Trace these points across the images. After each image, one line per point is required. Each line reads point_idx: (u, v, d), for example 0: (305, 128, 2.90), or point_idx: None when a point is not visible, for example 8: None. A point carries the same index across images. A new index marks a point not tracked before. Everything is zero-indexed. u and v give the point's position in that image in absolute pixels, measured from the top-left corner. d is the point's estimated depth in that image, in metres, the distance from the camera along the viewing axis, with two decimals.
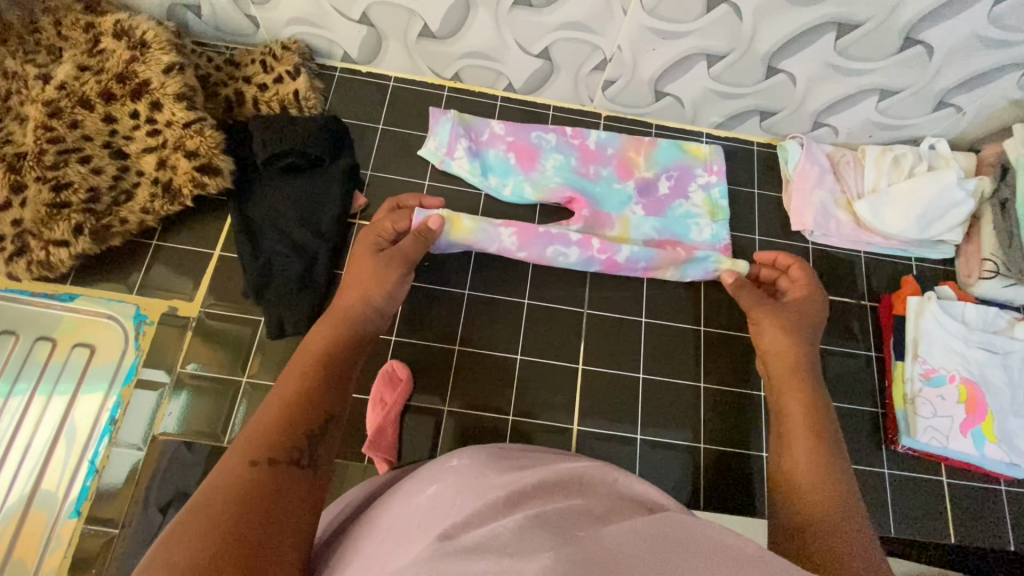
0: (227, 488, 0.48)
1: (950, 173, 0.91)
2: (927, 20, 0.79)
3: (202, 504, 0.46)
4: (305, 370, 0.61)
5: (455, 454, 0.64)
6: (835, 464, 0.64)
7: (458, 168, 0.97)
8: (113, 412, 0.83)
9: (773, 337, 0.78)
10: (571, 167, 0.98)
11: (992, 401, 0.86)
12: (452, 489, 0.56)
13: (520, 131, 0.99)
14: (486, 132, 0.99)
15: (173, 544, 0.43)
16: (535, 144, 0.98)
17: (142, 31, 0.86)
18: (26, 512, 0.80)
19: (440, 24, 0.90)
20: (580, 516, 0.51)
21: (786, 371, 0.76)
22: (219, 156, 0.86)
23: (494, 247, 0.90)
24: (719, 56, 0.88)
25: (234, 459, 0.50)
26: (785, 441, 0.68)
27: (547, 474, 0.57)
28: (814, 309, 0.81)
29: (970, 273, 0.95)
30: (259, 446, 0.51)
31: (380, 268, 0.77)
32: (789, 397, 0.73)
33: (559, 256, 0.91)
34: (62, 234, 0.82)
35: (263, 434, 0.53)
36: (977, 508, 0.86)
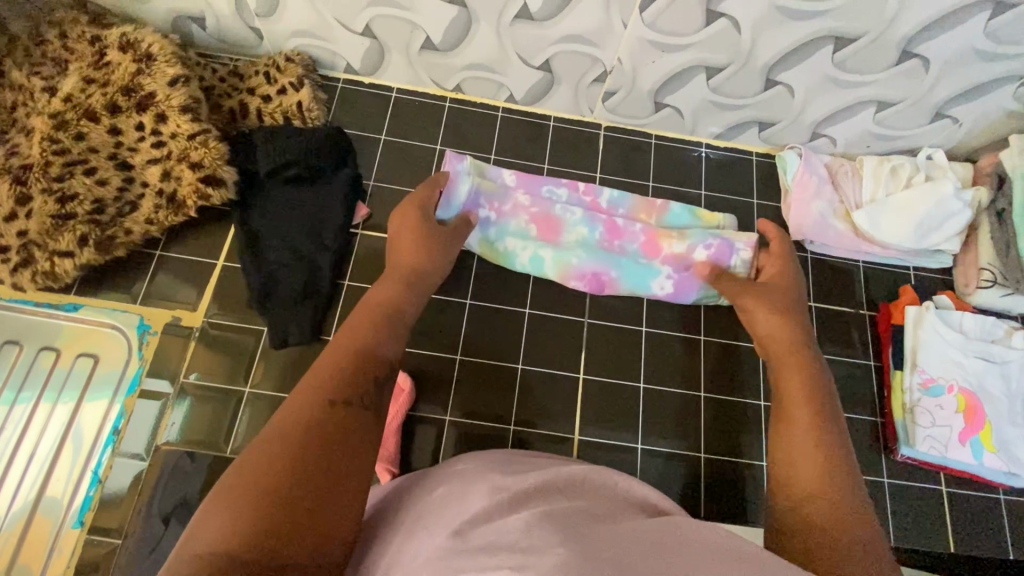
0: (304, 422, 0.48)
1: (947, 184, 0.92)
2: (923, 34, 0.80)
3: (274, 437, 0.46)
4: (365, 319, 0.62)
5: (462, 458, 0.66)
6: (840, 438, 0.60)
7: (475, 241, 0.94)
8: (116, 422, 0.84)
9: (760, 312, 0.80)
10: (595, 242, 0.95)
11: (990, 410, 0.86)
12: (457, 491, 0.57)
13: (542, 200, 0.96)
14: (508, 202, 0.95)
15: (255, 465, 0.44)
16: (560, 216, 0.95)
17: (148, 44, 0.87)
18: (30, 521, 0.80)
19: (442, 37, 0.91)
20: (586, 516, 0.52)
21: (785, 345, 0.74)
22: (223, 168, 0.87)
23: (508, 203, 0.95)
24: (717, 69, 0.89)
25: (314, 391, 0.51)
26: (783, 415, 0.64)
27: (549, 476, 0.58)
28: (795, 285, 0.83)
29: (967, 282, 0.96)
30: (336, 386, 0.52)
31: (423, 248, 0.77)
32: (789, 371, 0.70)
33: (567, 214, 0.95)
34: (67, 245, 0.83)
35: (336, 373, 0.53)
36: (976, 516, 0.87)
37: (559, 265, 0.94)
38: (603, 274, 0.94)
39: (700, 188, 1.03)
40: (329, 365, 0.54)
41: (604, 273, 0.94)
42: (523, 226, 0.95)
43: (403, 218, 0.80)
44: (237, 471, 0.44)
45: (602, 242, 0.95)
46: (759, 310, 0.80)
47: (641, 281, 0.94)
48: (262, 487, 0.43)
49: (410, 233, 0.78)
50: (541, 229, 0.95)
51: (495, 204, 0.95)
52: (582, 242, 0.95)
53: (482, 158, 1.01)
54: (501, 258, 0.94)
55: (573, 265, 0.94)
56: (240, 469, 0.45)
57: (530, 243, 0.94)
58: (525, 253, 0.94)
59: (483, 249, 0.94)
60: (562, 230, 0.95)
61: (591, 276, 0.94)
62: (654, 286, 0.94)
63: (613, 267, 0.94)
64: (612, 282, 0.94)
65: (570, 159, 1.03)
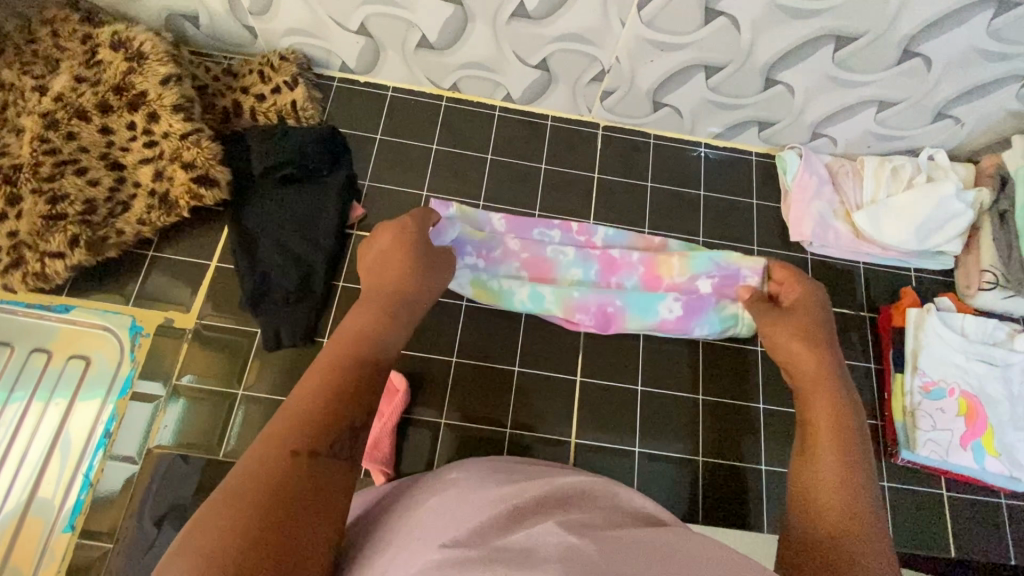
0: (260, 478, 0.45)
1: (949, 184, 0.91)
2: (925, 33, 0.79)
3: (232, 490, 0.44)
4: (344, 348, 0.58)
5: (456, 467, 0.66)
6: (864, 478, 0.55)
7: (468, 285, 0.90)
8: (108, 424, 0.83)
9: (780, 335, 0.76)
10: (591, 279, 0.93)
11: (992, 414, 0.85)
12: (452, 501, 0.57)
13: (534, 244, 0.94)
14: (498, 247, 0.93)
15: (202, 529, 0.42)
16: (550, 258, 0.93)
17: (140, 42, 0.86)
18: (20, 525, 0.79)
19: (438, 35, 0.90)
20: (583, 526, 0.51)
21: (811, 378, 0.70)
22: (216, 167, 0.86)
23: (499, 248, 0.93)
24: (717, 68, 0.88)
25: (276, 442, 0.47)
26: (808, 449, 0.61)
27: (550, 488, 0.57)
28: (818, 310, 0.78)
29: (969, 284, 0.95)
30: (303, 433, 0.48)
31: (412, 264, 0.73)
32: (815, 401, 0.66)
33: (558, 255, 0.93)
34: (58, 246, 0.82)
35: (301, 417, 0.49)
36: (977, 522, 0.86)
37: (560, 301, 0.91)
38: (607, 306, 0.91)
39: (699, 188, 1.02)
40: (297, 408, 0.50)
41: (608, 304, 0.91)
42: (515, 272, 0.92)
43: (392, 229, 0.77)
44: (192, 529, 0.42)
45: (598, 280, 0.93)
46: (778, 335, 0.76)
47: (647, 308, 0.91)
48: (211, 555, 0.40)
49: (395, 249, 0.75)
50: (534, 272, 0.93)
51: (484, 248, 0.92)
52: (578, 280, 0.92)
53: (479, 158, 1.00)
54: (498, 298, 0.91)
55: (574, 299, 0.91)
56: (195, 527, 0.42)
57: (526, 281, 0.92)
58: (523, 290, 0.91)
59: (477, 292, 0.91)
60: (556, 271, 0.93)
61: (596, 309, 0.91)
62: (661, 310, 0.90)
63: (616, 298, 0.91)
64: (617, 314, 0.91)
65: (567, 159, 1.02)
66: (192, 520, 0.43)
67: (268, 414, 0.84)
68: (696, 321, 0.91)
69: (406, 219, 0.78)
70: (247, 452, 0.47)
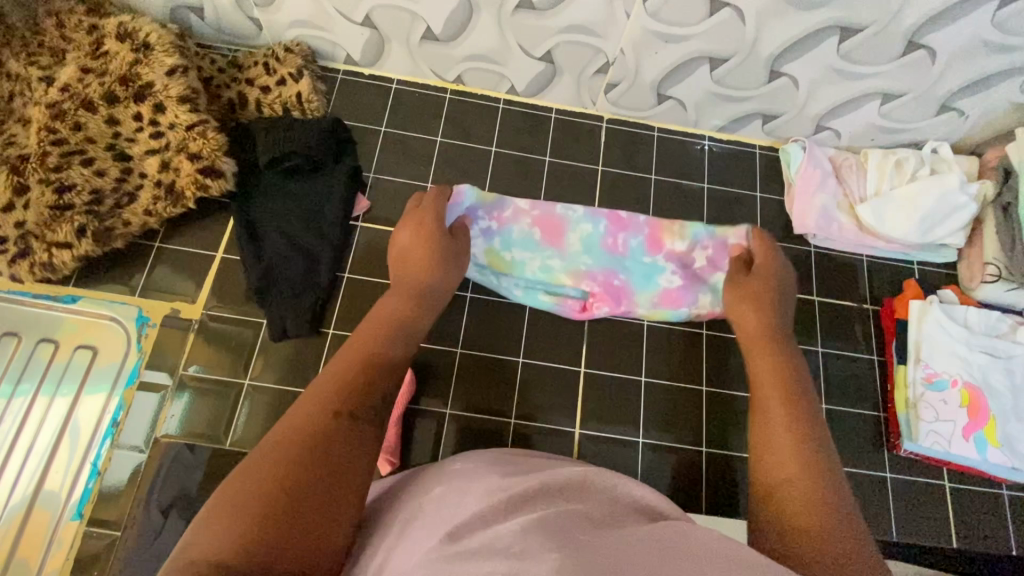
0: (306, 434, 0.50)
1: (953, 177, 0.91)
2: (930, 25, 0.79)
3: (272, 448, 0.49)
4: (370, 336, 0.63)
5: (458, 458, 0.68)
6: (820, 447, 0.59)
7: (478, 252, 0.91)
8: (115, 414, 0.83)
9: (744, 313, 0.80)
10: (599, 239, 0.94)
11: (995, 405, 0.86)
12: (457, 489, 0.58)
13: (545, 204, 0.95)
14: (508, 208, 0.94)
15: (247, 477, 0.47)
16: (561, 216, 0.94)
17: (145, 33, 0.86)
18: (29, 513, 0.80)
19: (443, 27, 0.90)
20: (583, 519, 0.52)
21: (767, 344, 0.75)
22: (221, 158, 0.86)
23: (510, 210, 0.94)
24: (722, 60, 0.88)
25: (319, 404, 0.53)
26: (762, 402, 0.66)
27: (549, 478, 0.58)
28: (776, 282, 0.82)
29: (972, 277, 0.95)
30: (342, 398, 0.54)
31: (434, 255, 0.78)
32: (765, 363, 0.72)
33: (569, 213, 0.95)
34: (65, 236, 0.82)
35: (342, 387, 0.55)
36: (979, 513, 0.86)
37: (569, 272, 0.93)
38: (613, 278, 0.92)
39: (703, 181, 1.02)
40: (333, 382, 0.55)
41: (614, 277, 0.93)
42: (527, 230, 0.93)
43: (411, 223, 0.81)
44: (228, 484, 0.47)
45: (606, 239, 0.94)
46: (744, 318, 0.79)
47: (649, 280, 0.93)
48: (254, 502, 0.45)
49: (416, 240, 0.80)
50: (544, 232, 0.94)
51: (494, 210, 0.93)
52: (586, 241, 0.94)
53: (483, 150, 1.01)
54: (509, 269, 0.92)
55: (583, 269, 0.93)
56: (231, 484, 0.47)
57: (538, 252, 0.93)
58: (534, 262, 0.93)
59: (491, 260, 0.92)
60: (566, 230, 0.94)
61: (603, 281, 0.92)
62: (661, 282, 0.92)
63: (620, 272, 0.93)
64: (623, 288, 0.92)
65: (571, 151, 1.02)
66: (235, 473, 0.47)
67: (273, 404, 0.85)
68: (695, 291, 0.92)
69: (422, 210, 0.82)
70: (288, 415, 0.52)
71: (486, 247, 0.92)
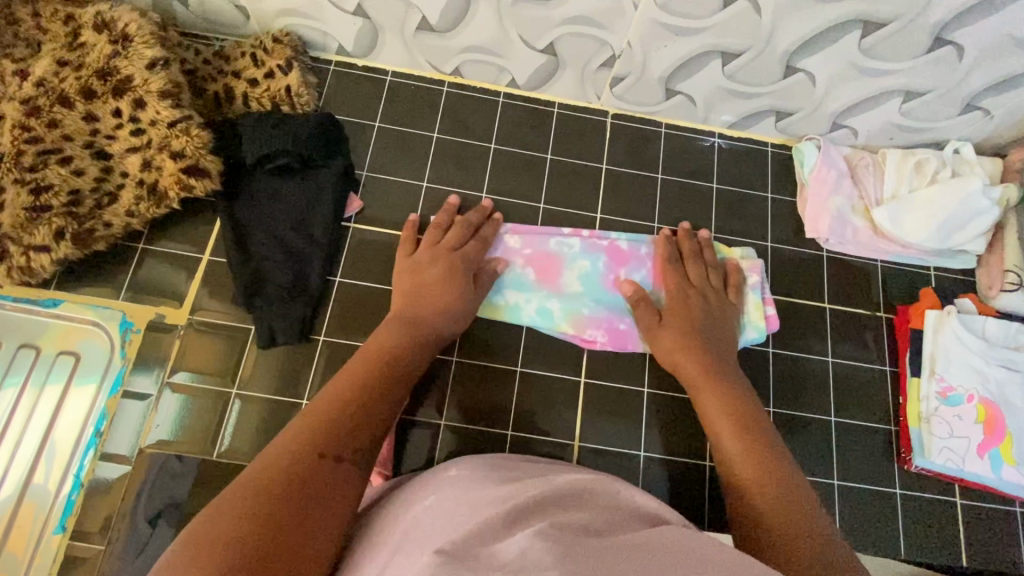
0: (292, 470, 0.52)
1: (976, 180, 0.87)
2: (958, 19, 0.74)
3: (262, 477, 0.50)
4: (358, 376, 0.65)
5: (453, 464, 0.67)
6: (772, 461, 0.66)
7: None
8: (99, 423, 0.81)
9: (679, 360, 0.80)
10: (597, 276, 0.90)
11: (1012, 422, 0.83)
12: (454, 499, 0.58)
13: (538, 241, 0.91)
14: (500, 247, 0.90)
15: (233, 506, 0.48)
16: (556, 253, 0.90)
17: (124, 24, 0.82)
18: (10, 524, 0.77)
19: (439, 17, 0.85)
20: (581, 530, 0.50)
21: (698, 373, 0.78)
22: (206, 157, 0.82)
23: (501, 249, 0.90)
24: (734, 54, 0.83)
25: (310, 442, 0.54)
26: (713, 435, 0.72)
27: (547, 488, 0.58)
28: (694, 315, 0.83)
29: (991, 284, 0.91)
30: (327, 440, 0.55)
31: (459, 298, 0.81)
32: (705, 399, 0.75)
33: (564, 249, 0.91)
34: (43, 239, 0.79)
35: (325, 427, 0.56)
36: (991, 530, 0.84)
37: (569, 317, 0.88)
38: (618, 323, 0.88)
39: (712, 180, 0.98)
40: (322, 419, 0.57)
41: (618, 321, 0.88)
42: (519, 270, 0.89)
43: (443, 261, 0.83)
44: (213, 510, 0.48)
45: (607, 276, 0.90)
46: (682, 365, 0.79)
47: None
48: (240, 532, 0.46)
49: (444, 278, 0.81)
50: (539, 272, 0.90)
51: None
52: (585, 280, 0.90)
53: (481, 147, 0.96)
54: (503, 314, 0.88)
55: (585, 313, 0.88)
56: (209, 521, 0.47)
57: (534, 294, 0.89)
58: (531, 305, 0.88)
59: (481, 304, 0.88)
60: (561, 269, 0.90)
61: (606, 326, 0.88)
62: None
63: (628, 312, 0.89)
64: (630, 329, 0.88)
65: (574, 148, 0.98)
66: (213, 505, 0.48)
67: (262, 414, 0.82)
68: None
69: (458, 255, 0.84)
70: (270, 452, 0.53)
71: None
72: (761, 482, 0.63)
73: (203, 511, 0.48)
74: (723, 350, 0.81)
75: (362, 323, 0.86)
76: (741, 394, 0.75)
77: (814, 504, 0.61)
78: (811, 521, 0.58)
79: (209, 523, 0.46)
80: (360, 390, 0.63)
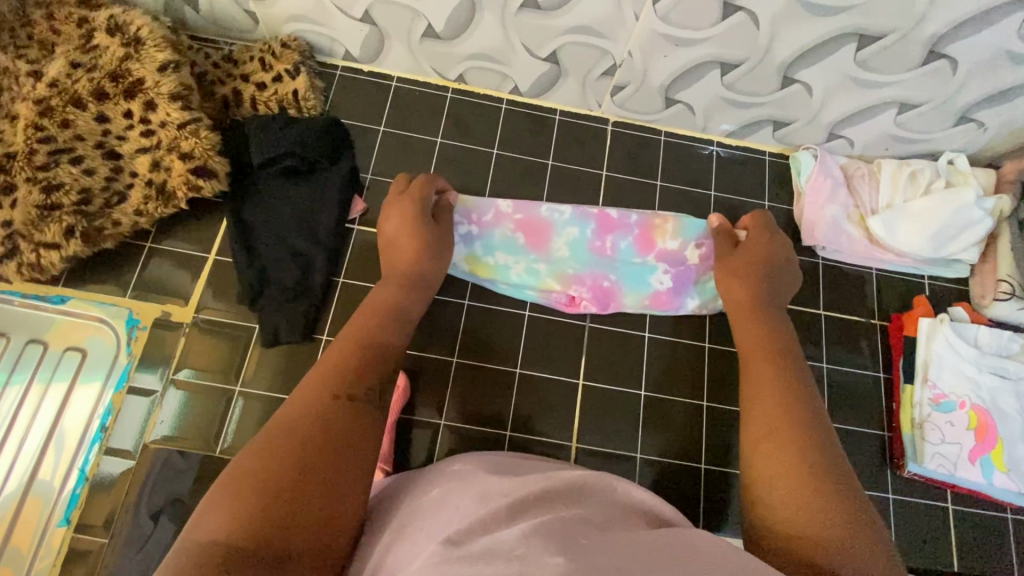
0: (311, 416, 0.54)
1: (969, 191, 0.89)
2: (952, 34, 0.76)
3: (281, 427, 0.52)
4: (364, 326, 0.67)
5: (456, 459, 0.69)
6: (815, 422, 0.62)
7: (461, 256, 0.91)
8: (104, 418, 0.82)
9: (736, 291, 0.80)
10: (586, 241, 0.93)
11: (1003, 428, 0.84)
12: (456, 491, 0.59)
13: (529, 207, 0.94)
14: (490, 212, 0.94)
15: (257, 454, 0.50)
16: (545, 220, 0.94)
17: (136, 27, 0.84)
18: (16, 517, 0.78)
19: (445, 25, 0.87)
20: (577, 523, 0.52)
21: (744, 307, 0.78)
22: (214, 158, 0.84)
23: (491, 213, 0.94)
24: (733, 65, 0.85)
25: (320, 389, 0.56)
26: (751, 372, 0.71)
27: (550, 483, 0.59)
28: (767, 251, 0.83)
29: (984, 293, 0.92)
30: (338, 383, 0.58)
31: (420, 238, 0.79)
32: (748, 331, 0.76)
33: (554, 216, 0.94)
34: (54, 236, 0.81)
35: (335, 372, 0.59)
36: (982, 535, 0.85)
37: (555, 276, 0.92)
38: (602, 281, 0.92)
39: (709, 188, 0.99)
40: (330, 367, 0.59)
41: (602, 279, 0.92)
42: (509, 234, 0.93)
43: (398, 209, 0.82)
44: (241, 460, 0.50)
45: (594, 242, 0.93)
46: (733, 291, 0.81)
47: (640, 282, 0.92)
48: (267, 474, 0.48)
49: (402, 227, 0.80)
50: (528, 236, 0.93)
51: (476, 216, 0.93)
52: (573, 245, 0.93)
53: (484, 152, 0.98)
54: (491, 273, 0.91)
55: (570, 273, 0.92)
56: (235, 468, 0.49)
57: (522, 256, 0.92)
58: (518, 266, 0.92)
59: (471, 266, 0.91)
60: (550, 234, 0.93)
61: (591, 284, 0.92)
62: (652, 283, 0.92)
63: (610, 273, 0.92)
64: (613, 289, 0.92)
65: (575, 155, 0.99)
66: (240, 454, 0.50)
67: (264, 411, 0.83)
68: (685, 293, 0.92)
69: (406, 198, 0.83)
70: (291, 400, 0.55)
71: (468, 252, 0.91)
72: (786, 437, 0.61)
73: (234, 459, 0.50)
74: (779, 289, 0.80)
75: None
76: (783, 331, 0.75)
77: (849, 474, 0.58)
78: (830, 462, 0.58)
79: (240, 474, 0.48)
80: (362, 333, 0.65)
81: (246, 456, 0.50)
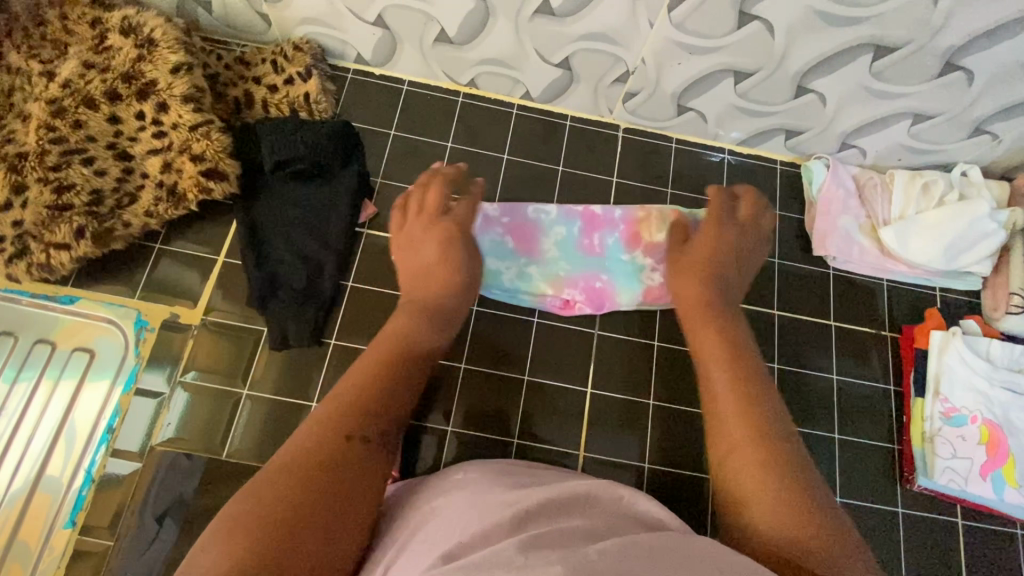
0: (320, 454, 0.52)
1: (983, 204, 0.88)
2: (970, 46, 0.75)
3: (287, 462, 0.51)
4: (382, 358, 0.64)
5: (462, 466, 0.68)
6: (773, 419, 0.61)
7: None
8: (111, 420, 0.82)
9: (686, 285, 0.79)
10: (574, 241, 0.93)
11: (1014, 443, 0.83)
12: (465, 501, 0.59)
13: (516, 210, 0.94)
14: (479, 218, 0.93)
15: (261, 490, 0.49)
16: (534, 222, 0.93)
17: (150, 28, 0.84)
18: (22, 518, 0.78)
19: (458, 30, 0.86)
20: (587, 530, 0.52)
21: (698, 303, 0.77)
22: (225, 161, 0.84)
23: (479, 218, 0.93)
24: (747, 74, 0.84)
25: (334, 426, 0.55)
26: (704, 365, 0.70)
27: (560, 495, 0.58)
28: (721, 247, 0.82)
29: (996, 306, 0.91)
30: (354, 420, 0.56)
31: (455, 273, 0.78)
32: (698, 325, 0.75)
33: (541, 217, 0.94)
34: (64, 237, 0.81)
35: (352, 407, 0.57)
36: (991, 551, 0.84)
37: (548, 280, 0.91)
38: (595, 281, 0.91)
39: None
40: (345, 402, 0.57)
41: (595, 280, 0.91)
42: (499, 239, 0.92)
43: (433, 235, 0.80)
44: (244, 496, 0.49)
45: (583, 241, 0.93)
46: (686, 287, 0.80)
47: (631, 278, 0.91)
48: (269, 511, 0.48)
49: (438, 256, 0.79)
50: (517, 239, 0.92)
51: None
52: (562, 246, 0.92)
53: (494, 157, 0.98)
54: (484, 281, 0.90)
55: (562, 276, 0.91)
56: (237, 505, 0.48)
57: (513, 261, 0.91)
58: (510, 270, 0.91)
59: None
60: (539, 236, 0.93)
61: (584, 285, 0.91)
62: (643, 279, 0.91)
63: (602, 272, 0.91)
64: (606, 289, 0.91)
65: (586, 161, 0.99)
66: (242, 491, 0.49)
67: (271, 415, 0.83)
68: None
69: (441, 226, 0.81)
70: (301, 433, 0.54)
71: None
72: (743, 438, 0.60)
73: (237, 493, 0.49)
74: (732, 288, 0.80)
75: (374, 326, 0.87)
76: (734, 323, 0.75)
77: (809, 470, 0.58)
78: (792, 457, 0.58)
79: (233, 515, 0.47)
80: (380, 366, 0.63)
81: (250, 491, 0.49)
